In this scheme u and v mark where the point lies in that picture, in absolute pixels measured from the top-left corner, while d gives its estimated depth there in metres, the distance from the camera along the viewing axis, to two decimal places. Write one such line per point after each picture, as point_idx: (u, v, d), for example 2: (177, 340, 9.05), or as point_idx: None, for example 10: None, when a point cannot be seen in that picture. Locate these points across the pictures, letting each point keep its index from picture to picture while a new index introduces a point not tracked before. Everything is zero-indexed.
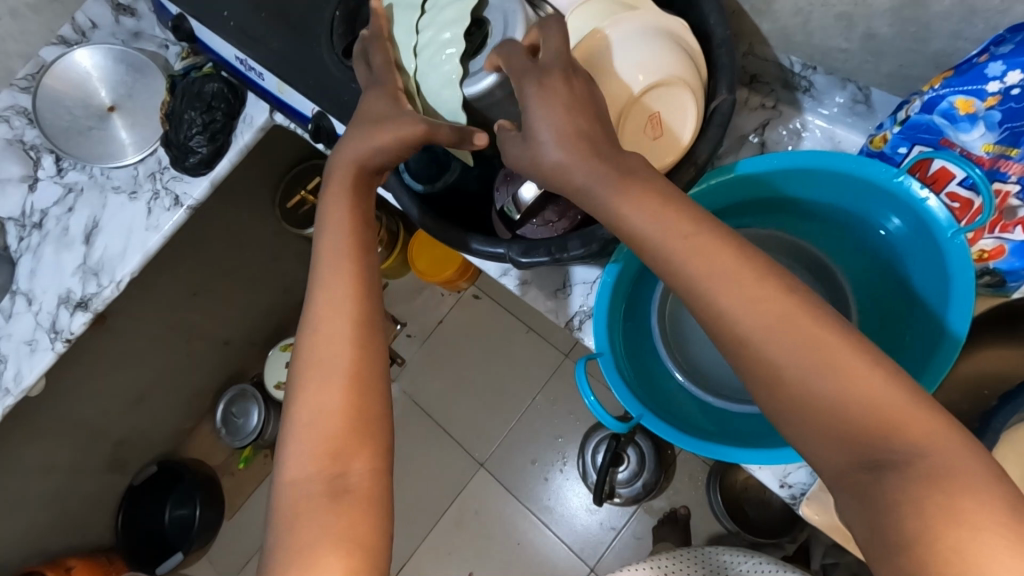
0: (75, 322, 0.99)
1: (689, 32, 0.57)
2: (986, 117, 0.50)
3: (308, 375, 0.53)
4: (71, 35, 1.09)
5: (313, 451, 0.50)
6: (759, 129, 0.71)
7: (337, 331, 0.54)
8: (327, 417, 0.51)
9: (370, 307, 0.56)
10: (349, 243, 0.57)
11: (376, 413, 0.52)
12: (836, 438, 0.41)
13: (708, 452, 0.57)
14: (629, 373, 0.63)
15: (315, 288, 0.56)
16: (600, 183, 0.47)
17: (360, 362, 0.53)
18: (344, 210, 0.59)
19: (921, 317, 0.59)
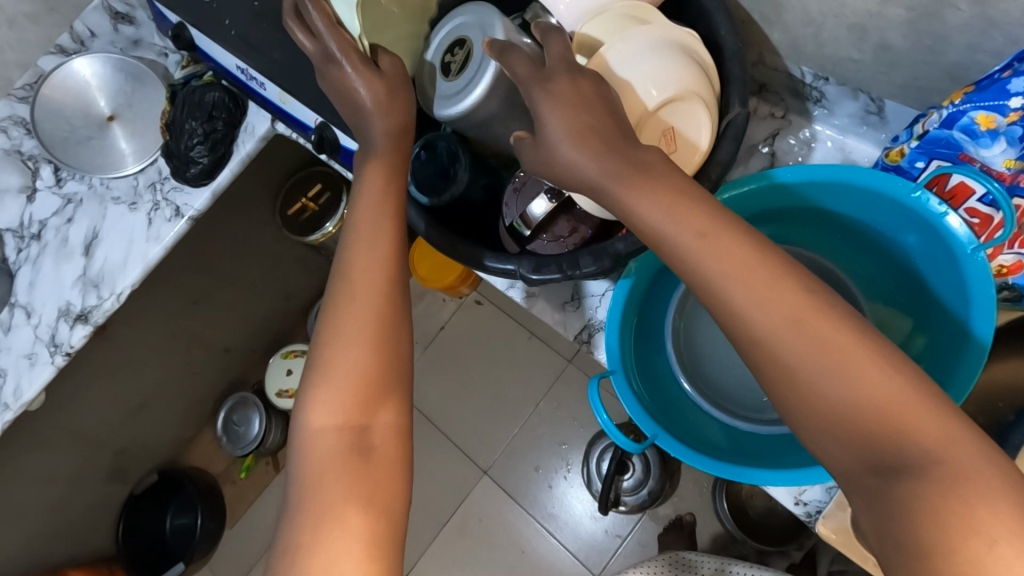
0: (75, 335, 0.98)
1: (700, 44, 0.56)
2: (1008, 133, 0.49)
3: (333, 332, 0.53)
4: (69, 45, 1.07)
5: (339, 403, 0.50)
6: (769, 139, 0.70)
7: (369, 293, 0.54)
8: (352, 372, 0.51)
9: (400, 270, 0.56)
10: (387, 204, 0.58)
11: (398, 375, 0.53)
12: (846, 442, 0.40)
13: (724, 472, 0.56)
14: (642, 390, 0.62)
15: (349, 244, 0.56)
16: (616, 202, 0.46)
17: (388, 324, 0.53)
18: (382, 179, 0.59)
19: (942, 324, 0.58)
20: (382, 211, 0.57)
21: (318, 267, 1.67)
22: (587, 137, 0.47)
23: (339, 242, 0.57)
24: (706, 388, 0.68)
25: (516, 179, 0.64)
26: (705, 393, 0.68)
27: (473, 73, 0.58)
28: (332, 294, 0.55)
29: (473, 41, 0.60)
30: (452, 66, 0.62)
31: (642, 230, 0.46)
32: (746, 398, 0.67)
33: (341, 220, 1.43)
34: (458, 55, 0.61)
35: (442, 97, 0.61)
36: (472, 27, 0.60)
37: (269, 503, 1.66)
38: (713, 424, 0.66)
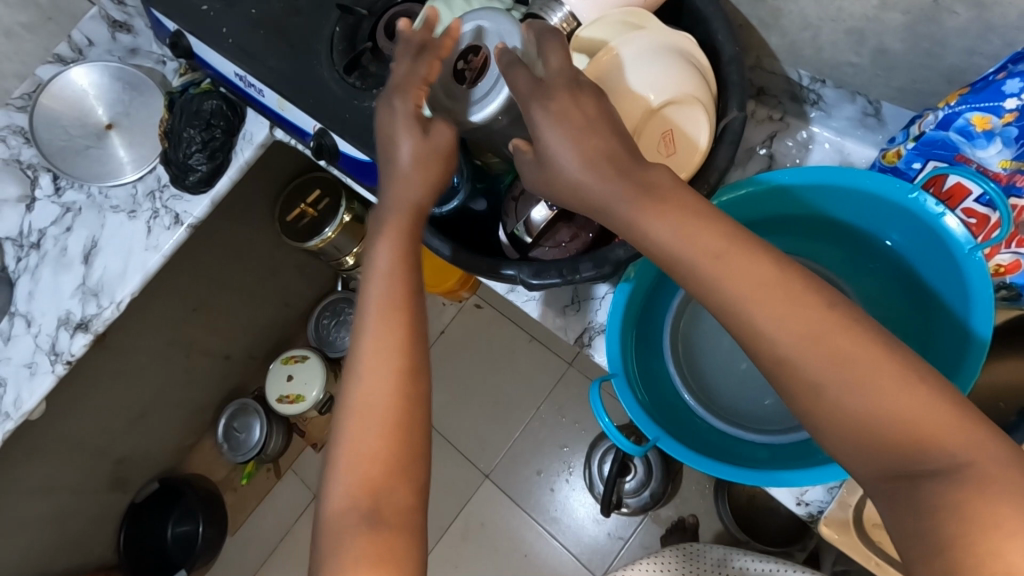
0: (75, 344, 0.98)
1: (697, 47, 0.54)
2: (1003, 133, 0.49)
3: (352, 408, 0.51)
4: (66, 54, 1.07)
5: (354, 487, 0.49)
6: (767, 141, 0.71)
7: (382, 370, 0.51)
8: (366, 452, 0.50)
9: (418, 340, 0.53)
10: (405, 271, 0.53)
11: (416, 452, 0.50)
12: (870, 446, 0.41)
13: (728, 474, 0.56)
14: (643, 395, 0.62)
15: (364, 314, 0.53)
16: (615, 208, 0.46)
17: (405, 398, 0.51)
18: (395, 242, 0.54)
19: (943, 325, 0.58)
20: (397, 278, 0.54)
21: (317, 272, 1.67)
22: (598, 148, 0.46)
23: (355, 308, 0.54)
24: (705, 395, 0.68)
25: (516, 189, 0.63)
26: (707, 401, 0.67)
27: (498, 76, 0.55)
28: (352, 367, 0.52)
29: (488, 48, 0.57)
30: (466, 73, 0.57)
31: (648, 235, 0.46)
32: (746, 406, 0.67)
33: (340, 225, 1.39)
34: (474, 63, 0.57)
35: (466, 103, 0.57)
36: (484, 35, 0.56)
37: (273, 508, 1.67)
38: (713, 431, 0.65)
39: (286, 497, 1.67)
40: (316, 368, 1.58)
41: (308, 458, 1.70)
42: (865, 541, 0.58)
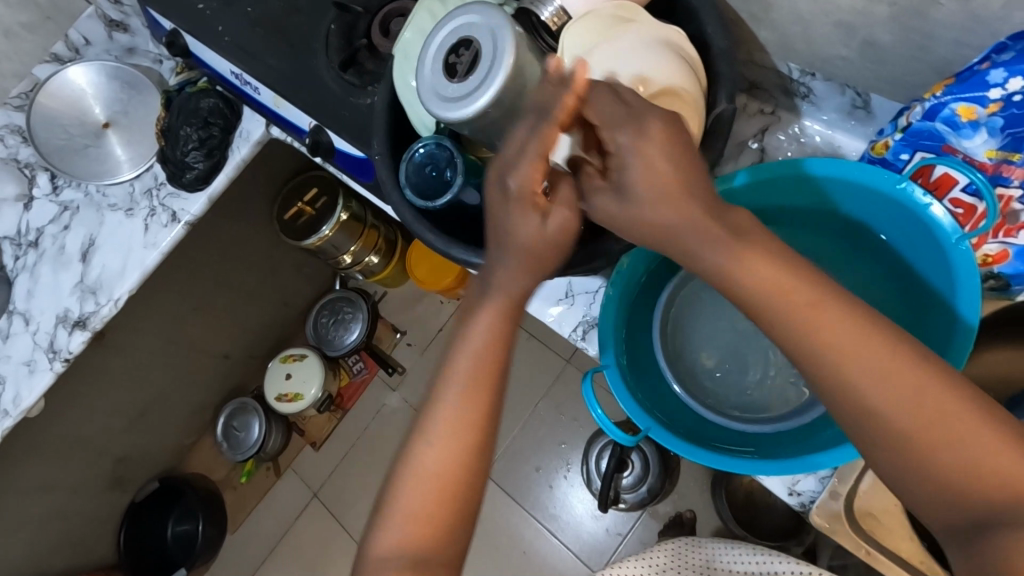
0: (74, 341, 0.98)
1: (686, 39, 0.54)
2: (988, 123, 0.49)
3: (413, 467, 0.51)
4: (63, 53, 1.07)
5: (402, 541, 0.50)
6: (758, 134, 0.71)
7: (450, 437, 0.51)
8: (419, 513, 0.51)
9: (492, 415, 0.52)
10: (493, 344, 0.52)
11: (466, 520, 0.52)
12: (947, 495, 0.42)
13: (719, 463, 0.56)
14: (635, 386, 0.62)
15: (446, 377, 0.53)
16: (645, 212, 0.47)
17: (466, 468, 0.51)
18: (490, 316, 0.52)
19: (931, 315, 0.58)
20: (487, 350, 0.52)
21: (316, 271, 1.68)
22: (677, 185, 0.45)
23: (438, 364, 0.54)
24: (699, 386, 0.68)
25: None
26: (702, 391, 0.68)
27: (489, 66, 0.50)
28: (420, 423, 0.53)
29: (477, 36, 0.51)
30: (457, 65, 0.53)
31: (692, 252, 0.47)
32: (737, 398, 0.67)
33: (337, 223, 1.36)
34: (464, 54, 0.52)
35: (454, 97, 0.52)
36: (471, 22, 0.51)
37: (273, 506, 1.68)
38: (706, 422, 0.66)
39: (286, 495, 1.68)
40: (314, 367, 1.59)
41: (307, 457, 1.70)
42: (857, 530, 0.59)
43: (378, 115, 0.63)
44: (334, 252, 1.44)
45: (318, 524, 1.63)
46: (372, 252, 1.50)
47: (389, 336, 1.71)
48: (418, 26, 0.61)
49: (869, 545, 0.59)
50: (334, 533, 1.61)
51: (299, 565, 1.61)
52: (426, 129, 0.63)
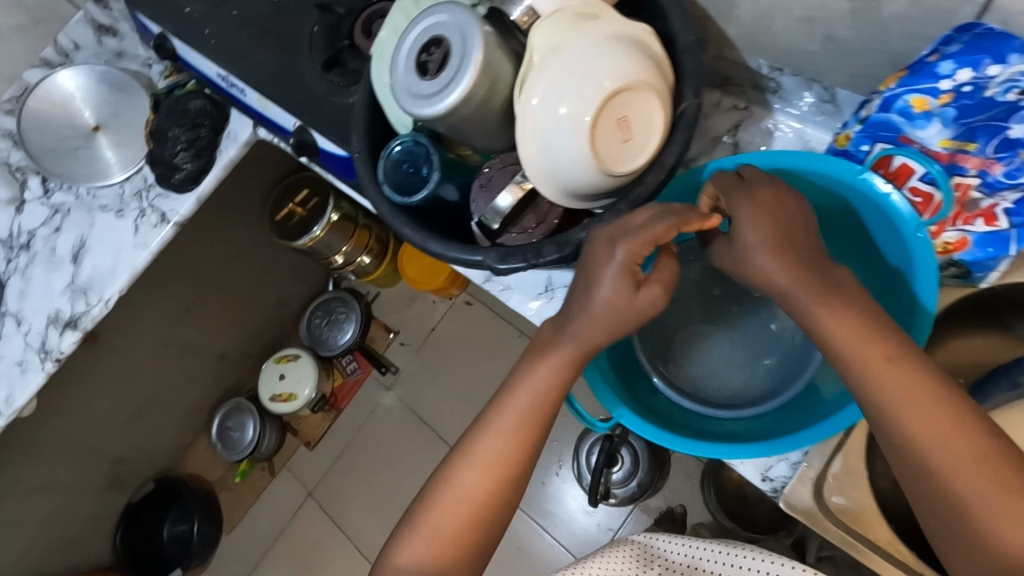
0: (65, 341, 0.99)
1: (652, 36, 0.55)
2: (941, 114, 0.52)
3: (449, 486, 0.58)
4: (53, 57, 1.09)
5: (427, 547, 0.56)
6: (732, 129, 0.72)
7: (489, 469, 0.57)
8: (442, 532, 0.57)
9: (527, 461, 0.58)
10: (542, 402, 0.57)
11: (487, 541, 0.58)
12: (966, 538, 0.47)
13: (684, 446, 0.59)
14: (610, 378, 0.66)
15: (496, 413, 0.58)
16: (739, 257, 0.57)
17: (496, 497, 0.57)
18: (547, 377, 0.57)
19: (890, 301, 0.60)
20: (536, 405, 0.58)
21: (310, 272, 1.69)
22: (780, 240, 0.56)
23: (490, 398, 0.60)
24: (680, 379, 0.70)
25: (481, 174, 0.62)
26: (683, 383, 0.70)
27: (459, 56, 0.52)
28: (464, 449, 0.59)
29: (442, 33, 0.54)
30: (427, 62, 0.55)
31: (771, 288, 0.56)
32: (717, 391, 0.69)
33: (327, 224, 1.39)
34: (432, 50, 0.54)
35: (429, 91, 0.53)
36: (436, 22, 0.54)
37: (269, 506, 1.69)
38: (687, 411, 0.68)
39: (282, 495, 1.69)
40: (308, 367, 1.60)
41: (302, 456, 1.71)
42: (823, 510, 0.59)
43: (358, 112, 0.65)
44: (326, 252, 1.46)
45: (312, 524, 1.64)
46: (364, 253, 1.51)
47: (382, 335, 1.72)
48: (393, 25, 0.63)
49: (833, 526, 0.58)
50: (328, 532, 1.62)
51: (294, 564, 1.62)
52: (404, 127, 0.65)
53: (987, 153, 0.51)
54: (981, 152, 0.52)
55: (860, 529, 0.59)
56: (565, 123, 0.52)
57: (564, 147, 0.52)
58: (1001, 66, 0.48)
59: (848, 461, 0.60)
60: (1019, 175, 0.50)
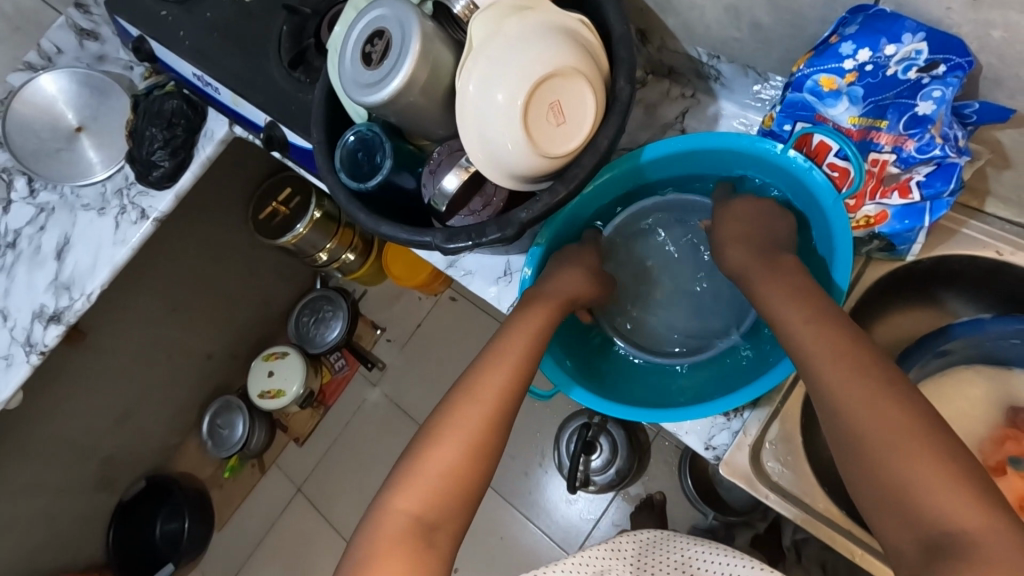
0: (49, 335, 1.03)
1: (586, 27, 0.58)
2: (849, 92, 0.56)
3: (438, 435, 0.59)
4: (36, 61, 1.12)
5: (415, 497, 0.56)
6: (679, 118, 0.76)
7: (475, 417, 0.59)
8: (438, 473, 0.57)
9: (513, 410, 0.61)
10: (540, 341, 0.63)
11: (476, 491, 0.58)
12: (880, 488, 0.48)
13: (630, 416, 0.62)
14: (564, 359, 0.69)
15: (481, 366, 0.63)
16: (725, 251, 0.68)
17: (484, 443, 0.59)
18: (542, 319, 0.65)
19: (815, 266, 0.66)
20: (532, 347, 0.64)
21: (295, 271, 1.72)
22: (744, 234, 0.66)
23: (476, 357, 0.64)
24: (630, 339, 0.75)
25: (430, 160, 0.65)
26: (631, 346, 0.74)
27: (400, 53, 0.55)
28: (451, 402, 0.61)
29: (389, 31, 0.57)
30: (373, 57, 0.58)
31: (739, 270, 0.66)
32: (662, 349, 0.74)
33: (311, 221, 1.40)
34: (379, 46, 0.58)
35: (370, 88, 0.57)
36: (384, 19, 0.57)
37: (257, 503, 1.71)
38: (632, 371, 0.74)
39: (270, 491, 1.72)
40: (296, 364, 1.62)
41: (291, 453, 1.74)
42: (757, 472, 0.62)
43: (316, 106, 0.69)
44: (310, 251, 1.48)
45: (302, 519, 1.66)
46: (348, 250, 1.54)
47: (369, 332, 1.75)
48: (346, 20, 0.66)
49: (770, 490, 0.61)
50: (317, 526, 1.64)
51: (283, 560, 1.64)
52: (359, 118, 0.68)
53: (898, 130, 0.55)
54: (891, 129, 0.56)
55: (799, 494, 0.63)
56: (500, 108, 0.55)
57: (498, 131, 0.56)
58: (897, 45, 0.52)
59: (784, 427, 0.64)
60: (928, 149, 0.54)
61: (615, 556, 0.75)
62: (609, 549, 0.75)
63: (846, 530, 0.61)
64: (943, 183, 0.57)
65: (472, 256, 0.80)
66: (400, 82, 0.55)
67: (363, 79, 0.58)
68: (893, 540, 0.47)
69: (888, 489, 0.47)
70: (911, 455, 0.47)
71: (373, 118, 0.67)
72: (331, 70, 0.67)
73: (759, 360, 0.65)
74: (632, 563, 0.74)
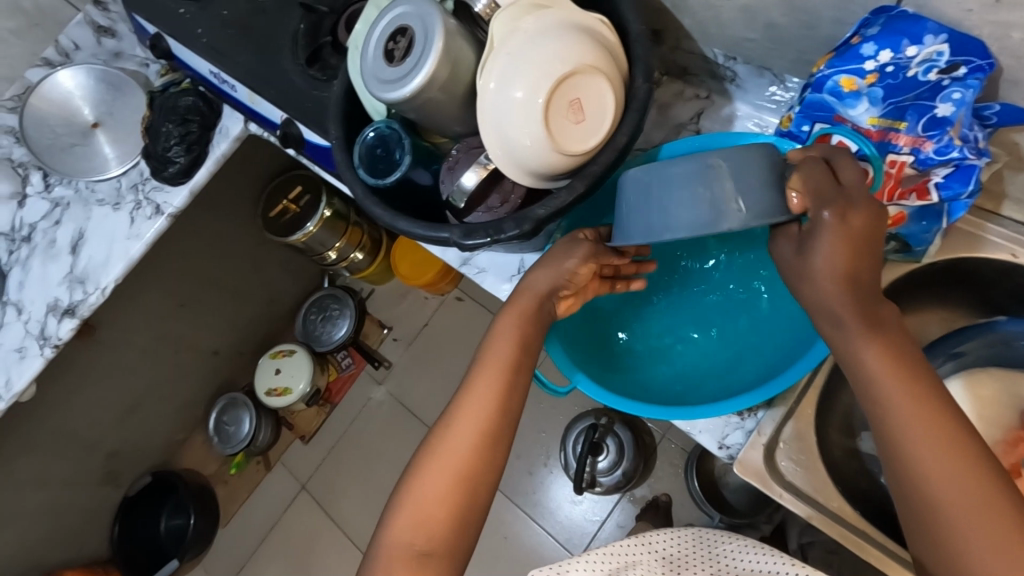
0: (63, 328, 1.03)
1: (607, 26, 0.59)
2: (869, 93, 0.57)
3: (427, 462, 0.59)
4: (54, 57, 1.14)
5: (411, 528, 0.57)
6: (694, 119, 0.76)
7: (461, 444, 0.59)
8: (429, 501, 0.57)
9: (499, 434, 0.60)
10: (519, 359, 0.62)
11: (470, 518, 0.58)
12: (924, 498, 0.47)
13: (632, 408, 0.63)
14: (575, 352, 0.71)
15: (465, 389, 0.62)
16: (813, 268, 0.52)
17: (473, 470, 0.58)
18: (523, 333, 0.63)
19: None
20: (514, 368, 0.62)
21: (302, 269, 1.73)
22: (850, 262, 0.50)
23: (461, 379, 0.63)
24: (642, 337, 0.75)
25: (449, 157, 0.66)
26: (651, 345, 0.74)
27: (423, 52, 0.56)
28: (439, 429, 0.61)
29: (413, 28, 0.58)
30: (395, 53, 0.59)
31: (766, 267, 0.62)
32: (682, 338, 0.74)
33: (321, 220, 1.42)
34: (401, 43, 0.58)
35: (389, 84, 0.58)
36: (409, 16, 0.58)
37: (262, 500, 1.71)
38: (658, 365, 0.73)
39: (274, 489, 1.71)
40: (302, 362, 1.62)
41: (297, 451, 1.74)
42: (771, 470, 0.62)
43: (333, 102, 0.69)
44: (319, 249, 1.49)
45: (306, 515, 1.66)
46: (357, 249, 1.55)
47: (376, 331, 1.75)
48: (366, 18, 0.67)
49: (784, 490, 0.61)
50: (321, 525, 1.64)
51: (287, 556, 1.64)
52: (378, 114, 0.69)
53: (917, 131, 0.56)
54: (910, 130, 0.56)
55: (812, 493, 0.63)
56: (520, 105, 0.55)
57: (517, 127, 0.56)
58: (918, 47, 0.53)
59: (798, 426, 0.64)
60: (947, 151, 0.55)
61: (645, 547, 0.72)
62: (639, 542, 0.73)
63: (860, 531, 0.61)
64: (961, 185, 0.56)
65: (486, 254, 0.80)
66: (419, 81, 0.56)
67: (384, 74, 0.59)
68: (925, 546, 0.48)
69: (918, 494, 0.48)
70: (954, 471, 0.46)
71: (391, 114, 0.68)
72: (353, 64, 0.68)
73: (775, 358, 0.66)
74: (662, 560, 0.71)
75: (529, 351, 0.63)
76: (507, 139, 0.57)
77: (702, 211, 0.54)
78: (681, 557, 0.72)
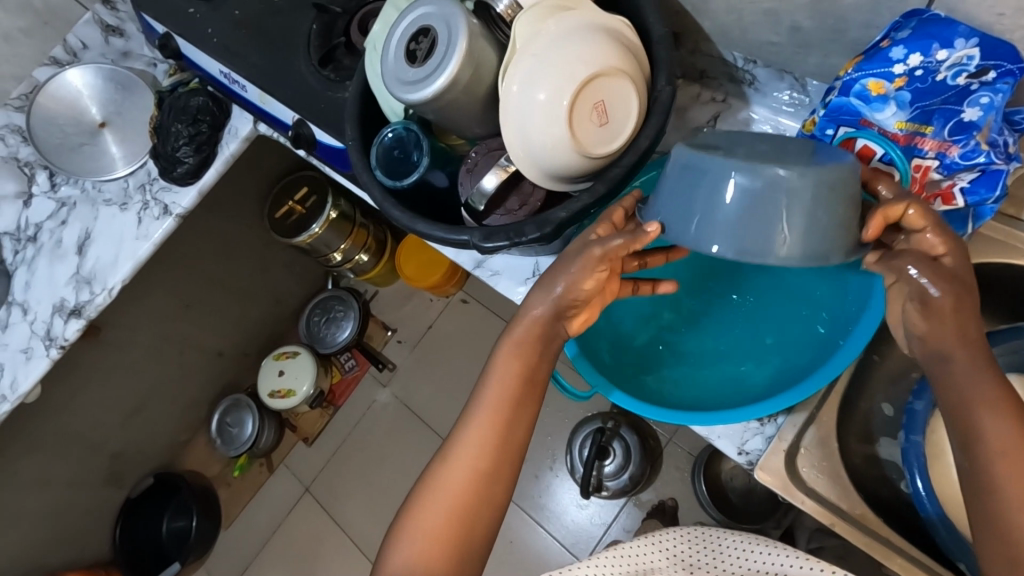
0: (69, 329, 1.02)
1: (630, 29, 0.59)
2: (897, 96, 0.57)
3: (427, 495, 0.58)
4: (61, 56, 1.13)
5: (410, 560, 0.56)
6: (711, 121, 0.75)
7: (461, 477, 0.57)
8: (430, 539, 0.56)
9: (501, 466, 0.58)
10: (519, 392, 0.59)
11: (471, 553, 0.56)
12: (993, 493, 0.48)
13: (655, 413, 0.63)
14: (595, 356, 0.70)
15: (465, 419, 0.60)
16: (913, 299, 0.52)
17: (474, 505, 0.57)
18: (523, 363, 0.60)
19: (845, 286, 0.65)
20: (514, 401, 0.59)
21: (306, 270, 1.72)
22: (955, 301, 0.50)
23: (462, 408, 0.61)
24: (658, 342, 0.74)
25: (467, 159, 0.65)
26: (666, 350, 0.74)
27: (445, 53, 0.55)
28: (439, 460, 0.59)
29: (436, 29, 0.57)
30: (417, 53, 0.58)
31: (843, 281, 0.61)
32: (697, 341, 0.74)
33: (326, 221, 1.39)
34: (423, 44, 0.58)
35: (410, 85, 0.57)
36: (431, 17, 0.57)
37: (265, 502, 1.70)
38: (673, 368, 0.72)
39: (277, 491, 1.70)
40: (307, 364, 1.61)
41: (299, 453, 1.73)
42: (793, 475, 0.61)
43: (349, 102, 0.68)
44: (324, 251, 1.47)
45: (309, 519, 1.65)
46: (362, 251, 1.54)
47: (380, 333, 1.74)
48: (386, 19, 0.66)
49: (806, 496, 0.61)
50: (324, 528, 1.62)
51: (289, 560, 1.62)
52: (395, 114, 0.68)
53: (943, 136, 0.56)
54: (936, 134, 0.56)
55: (835, 499, 0.62)
56: (544, 108, 0.55)
57: (540, 130, 0.56)
58: (949, 50, 0.53)
59: (820, 432, 0.64)
60: (973, 156, 0.54)
61: (656, 549, 0.70)
62: (649, 542, 0.71)
63: (885, 538, 0.61)
64: (988, 190, 0.56)
65: (500, 257, 0.80)
66: (442, 82, 0.55)
67: (405, 76, 0.58)
68: (989, 539, 0.48)
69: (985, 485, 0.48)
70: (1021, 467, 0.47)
71: (409, 114, 0.67)
72: (370, 64, 0.67)
73: (794, 365, 0.66)
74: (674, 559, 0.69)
75: (530, 383, 0.60)
76: (530, 141, 0.56)
77: (752, 234, 0.51)
78: (695, 558, 0.69)
